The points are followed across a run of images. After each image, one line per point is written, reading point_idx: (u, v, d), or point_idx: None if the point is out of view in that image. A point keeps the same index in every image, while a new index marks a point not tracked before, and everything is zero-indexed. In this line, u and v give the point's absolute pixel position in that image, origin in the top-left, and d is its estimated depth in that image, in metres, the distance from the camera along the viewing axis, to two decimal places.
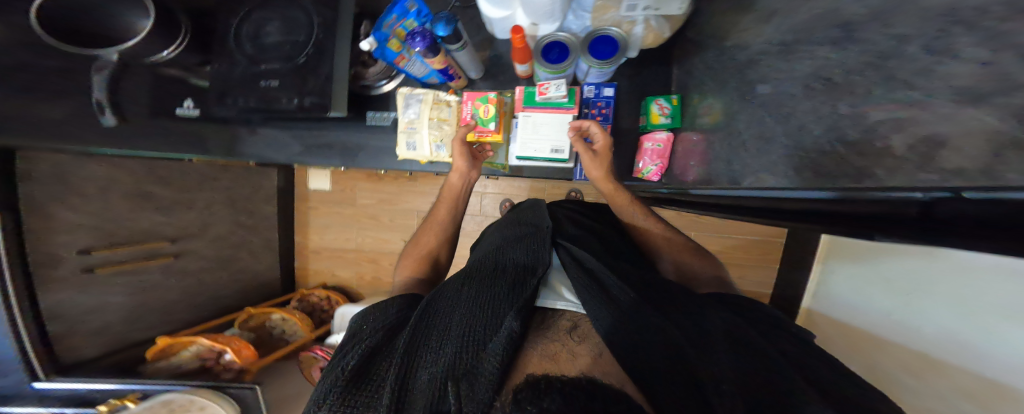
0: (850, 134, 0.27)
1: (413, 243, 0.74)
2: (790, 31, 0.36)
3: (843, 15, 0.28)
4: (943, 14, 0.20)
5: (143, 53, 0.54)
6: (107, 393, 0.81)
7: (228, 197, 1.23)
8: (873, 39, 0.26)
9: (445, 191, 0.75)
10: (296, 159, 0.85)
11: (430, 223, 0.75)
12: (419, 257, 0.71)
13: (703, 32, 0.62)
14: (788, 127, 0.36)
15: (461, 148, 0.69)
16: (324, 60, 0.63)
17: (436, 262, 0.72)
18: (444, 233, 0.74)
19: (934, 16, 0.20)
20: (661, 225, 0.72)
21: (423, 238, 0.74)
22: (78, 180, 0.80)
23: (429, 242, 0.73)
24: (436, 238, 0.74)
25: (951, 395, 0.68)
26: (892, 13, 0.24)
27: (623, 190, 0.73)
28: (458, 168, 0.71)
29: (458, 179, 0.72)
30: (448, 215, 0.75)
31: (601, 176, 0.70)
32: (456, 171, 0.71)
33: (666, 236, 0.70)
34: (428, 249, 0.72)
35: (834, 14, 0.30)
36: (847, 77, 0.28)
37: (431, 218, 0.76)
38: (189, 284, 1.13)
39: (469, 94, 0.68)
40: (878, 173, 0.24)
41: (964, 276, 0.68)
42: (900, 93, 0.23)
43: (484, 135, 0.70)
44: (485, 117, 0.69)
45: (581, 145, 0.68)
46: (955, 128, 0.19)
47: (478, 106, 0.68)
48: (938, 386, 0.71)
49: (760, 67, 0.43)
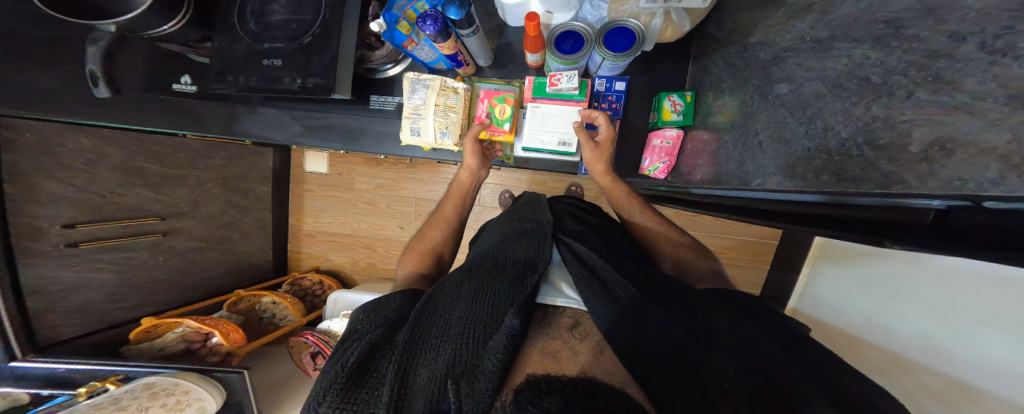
0: (880, 137, 0.27)
1: (418, 238, 0.74)
2: (828, 26, 0.35)
3: (892, 11, 0.28)
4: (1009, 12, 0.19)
5: (139, 27, 0.50)
6: (84, 374, 0.80)
7: (223, 176, 1.20)
8: (922, 37, 0.25)
9: (453, 188, 0.78)
10: (296, 140, 0.82)
11: (436, 220, 0.76)
12: (424, 251, 0.71)
13: (726, 28, 0.61)
14: (811, 128, 0.35)
15: (474, 147, 0.71)
16: (329, 42, 0.61)
17: (439, 258, 0.72)
18: (449, 231, 0.74)
19: (1001, 13, 0.20)
20: (661, 222, 0.72)
21: (428, 233, 0.74)
22: (65, 152, 0.78)
23: (434, 237, 0.73)
24: (440, 234, 0.74)
25: (918, 394, 0.71)
26: (947, 8, 0.23)
27: (622, 184, 0.72)
28: (469, 166, 0.74)
29: (467, 177, 0.75)
30: (454, 218, 0.76)
31: (602, 169, 0.69)
32: (466, 168, 0.75)
33: (667, 235, 0.70)
34: (432, 245, 0.73)
35: (881, 10, 0.29)
36: (887, 77, 0.27)
37: (437, 213, 0.77)
38: (178, 264, 1.10)
39: (486, 92, 0.70)
40: (909, 178, 0.24)
41: (946, 282, 0.70)
42: (943, 96, 0.23)
43: (496, 135, 0.72)
44: (500, 118, 0.71)
45: (583, 135, 0.67)
46: (1004, 133, 0.19)
47: (495, 105, 0.71)
48: (906, 386, 0.74)
49: (787, 65, 0.42)
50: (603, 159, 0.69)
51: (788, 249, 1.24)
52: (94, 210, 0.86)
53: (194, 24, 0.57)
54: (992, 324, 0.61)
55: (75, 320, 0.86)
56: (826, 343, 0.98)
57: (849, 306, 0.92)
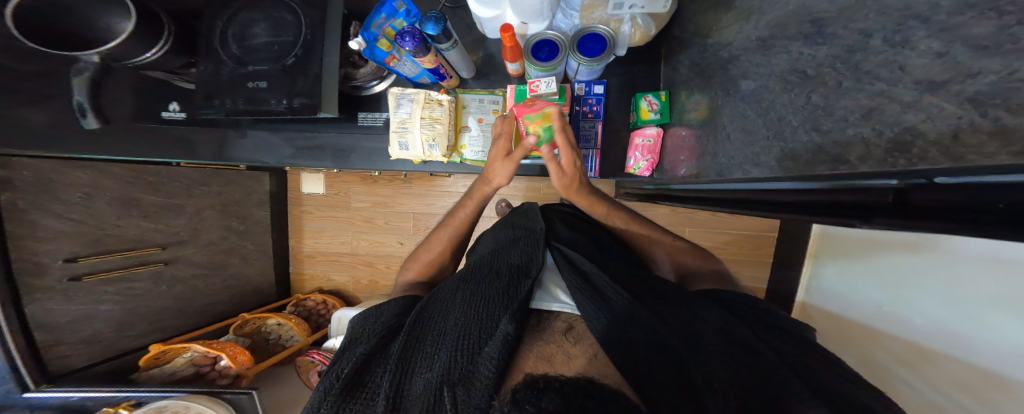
0: (823, 124, 0.29)
1: (422, 246, 0.71)
2: (768, 27, 0.38)
3: (813, 11, 0.30)
4: (901, 10, 0.22)
5: (123, 55, 0.54)
6: (96, 400, 0.81)
7: (220, 201, 1.22)
8: (840, 34, 0.27)
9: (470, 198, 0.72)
10: (286, 161, 0.86)
11: (442, 226, 0.72)
12: (428, 261, 0.69)
13: (687, 30, 0.64)
14: (768, 119, 0.37)
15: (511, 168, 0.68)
16: (312, 61, 0.63)
17: (442, 270, 0.70)
18: (456, 239, 0.70)
19: (894, 11, 0.23)
20: (638, 224, 0.72)
21: (432, 241, 0.71)
22: (63, 186, 0.79)
23: (440, 244, 0.70)
24: (446, 241, 0.70)
25: (945, 384, 0.69)
26: (855, 9, 0.26)
27: (600, 200, 0.71)
28: (496, 185, 0.70)
29: (491, 192, 0.71)
30: (467, 225, 0.71)
31: (567, 187, 0.67)
32: (490, 184, 0.70)
33: (642, 233, 0.71)
34: (436, 254, 0.69)
35: (805, 11, 0.32)
36: (819, 70, 0.30)
37: (447, 221, 0.72)
38: (180, 291, 1.11)
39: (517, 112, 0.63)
40: (852, 159, 0.26)
41: (947, 265, 0.70)
42: (865, 84, 0.25)
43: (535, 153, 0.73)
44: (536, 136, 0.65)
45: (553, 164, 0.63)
46: (917, 114, 0.21)
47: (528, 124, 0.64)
48: (931, 377, 0.72)
49: (741, 63, 0.44)
50: (575, 185, 0.67)
51: (787, 241, 1.26)
52: (95, 243, 0.87)
53: (177, 51, 0.60)
54: (997, 305, 0.60)
55: (83, 351, 0.87)
56: (841, 338, 0.97)
57: (858, 298, 0.92)
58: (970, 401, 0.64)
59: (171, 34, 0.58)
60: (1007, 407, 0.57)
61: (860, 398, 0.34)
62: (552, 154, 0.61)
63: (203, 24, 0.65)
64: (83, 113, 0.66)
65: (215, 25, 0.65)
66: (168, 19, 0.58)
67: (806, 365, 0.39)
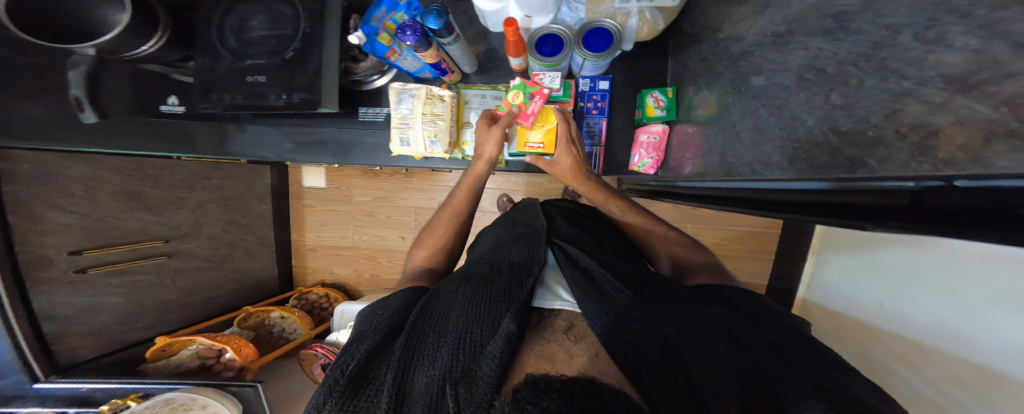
0: (843, 125, 0.28)
1: (425, 232, 0.71)
2: (785, 21, 0.37)
3: (835, 5, 0.29)
4: (936, 3, 0.21)
5: (119, 47, 0.53)
6: (106, 392, 0.80)
7: (222, 195, 1.22)
8: (865, 29, 0.26)
9: (466, 180, 0.71)
10: (286, 156, 0.85)
11: (443, 214, 0.71)
12: (433, 247, 0.68)
13: (697, 23, 0.62)
14: (782, 118, 0.36)
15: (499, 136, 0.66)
16: (312, 54, 0.62)
17: (450, 253, 0.69)
18: (458, 225, 0.70)
19: (927, 6, 0.21)
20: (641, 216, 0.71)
21: (435, 228, 0.70)
22: (65, 179, 0.79)
23: (444, 230, 0.69)
24: (449, 226, 0.70)
25: (945, 383, 0.68)
26: (883, 3, 0.25)
27: (600, 187, 0.73)
28: (487, 158, 0.69)
29: (484, 167, 0.70)
30: (467, 204, 0.71)
31: (569, 169, 0.70)
32: (483, 158, 0.69)
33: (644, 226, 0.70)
34: (441, 238, 0.69)
35: (826, 5, 0.31)
36: (840, 68, 0.29)
37: (448, 204, 0.72)
38: (185, 285, 1.11)
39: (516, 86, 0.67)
40: (871, 163, 0.25)
41: (954, 265, 0.68)
42: (891, 83, 0.24)
43: (536, 149, 0.70)
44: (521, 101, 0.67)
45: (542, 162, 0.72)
46: (946, 116, 0.20)
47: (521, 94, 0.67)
48: (930, 375, 0.72)
49: (754, 58, 0.43)
50: (579, 166, 0.70)
51: (790, 238, 1.25)
52: (98, 237, 0.87)
53: (173, 43, 0.59)
54: (999, 305, 0.60)
55: (91, 343, 0.87)
56: (841, 336, 0.96)
57: (861, 296, 0.91)
58: (968, 400, 0.64)
59: (167, 27, 0.57)
60: (1005, 406, 0.57)
61: (866, 397, 0.33)
62: (538, 156, 0.72)
63: (199, 15, 0.63)
64: (80, 105, 0.64)
65: (211, 16, 0.64)
66: (164, 11, 0.57)
67: (811, 364, 0.38)
